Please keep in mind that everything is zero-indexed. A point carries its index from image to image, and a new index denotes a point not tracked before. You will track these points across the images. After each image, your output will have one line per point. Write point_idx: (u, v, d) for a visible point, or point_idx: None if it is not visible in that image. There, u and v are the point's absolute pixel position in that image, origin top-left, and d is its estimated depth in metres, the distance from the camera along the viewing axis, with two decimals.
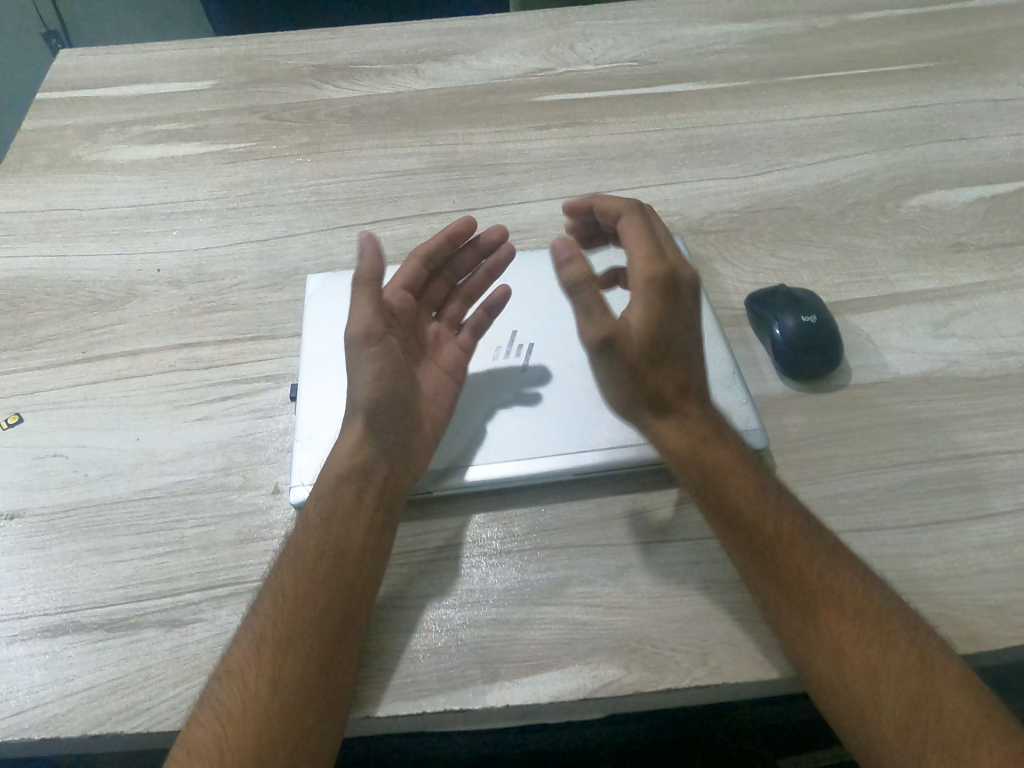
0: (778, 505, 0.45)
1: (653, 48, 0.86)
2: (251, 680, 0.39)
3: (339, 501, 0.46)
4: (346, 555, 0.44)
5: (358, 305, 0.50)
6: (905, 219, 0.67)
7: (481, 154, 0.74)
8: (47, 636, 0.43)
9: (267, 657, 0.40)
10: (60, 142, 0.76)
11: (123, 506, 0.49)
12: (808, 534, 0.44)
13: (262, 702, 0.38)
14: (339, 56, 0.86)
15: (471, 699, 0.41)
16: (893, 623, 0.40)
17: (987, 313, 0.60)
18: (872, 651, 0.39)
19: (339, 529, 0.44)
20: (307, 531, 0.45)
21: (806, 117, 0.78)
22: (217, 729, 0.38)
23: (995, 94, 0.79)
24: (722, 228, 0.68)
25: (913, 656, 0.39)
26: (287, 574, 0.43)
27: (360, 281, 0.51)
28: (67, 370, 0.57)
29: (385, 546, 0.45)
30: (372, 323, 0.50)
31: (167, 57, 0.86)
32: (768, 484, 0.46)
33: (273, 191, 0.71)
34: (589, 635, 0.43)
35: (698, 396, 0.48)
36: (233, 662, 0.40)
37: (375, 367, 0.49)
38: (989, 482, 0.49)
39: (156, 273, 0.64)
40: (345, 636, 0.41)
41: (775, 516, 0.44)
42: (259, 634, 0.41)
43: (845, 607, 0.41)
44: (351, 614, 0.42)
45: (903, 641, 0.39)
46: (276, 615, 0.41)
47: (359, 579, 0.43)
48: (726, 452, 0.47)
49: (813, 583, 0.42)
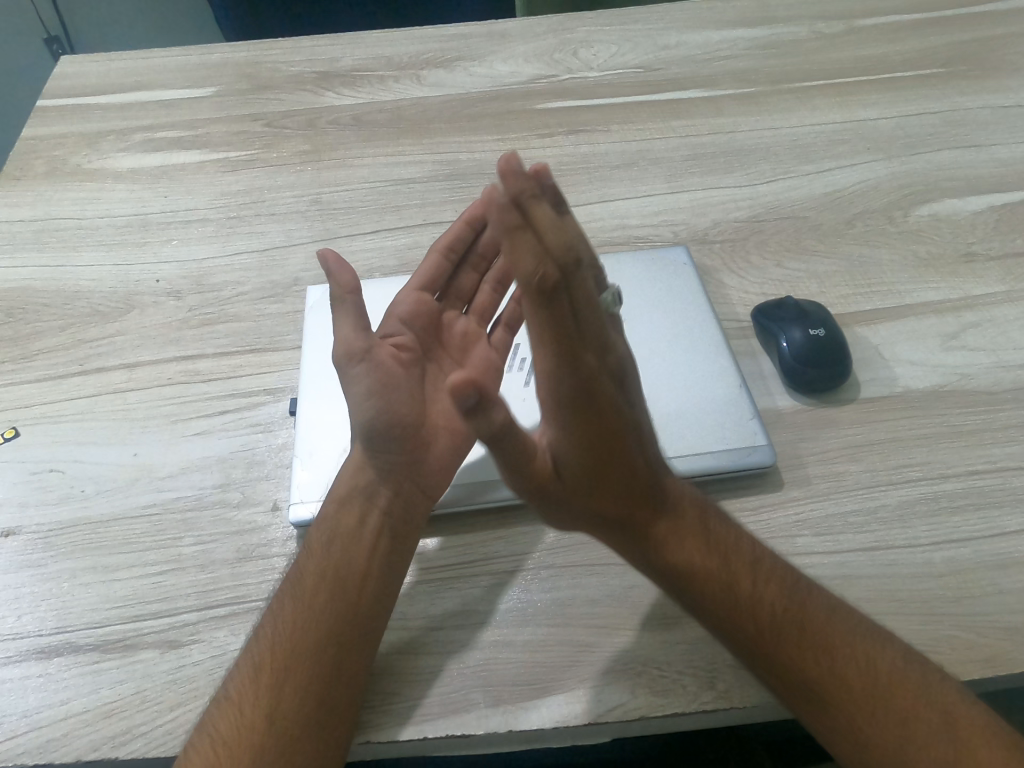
0: (756, 587, 0.43)
1: (658, 54, 0.85)
2: (247, 708, 0.39)
3: (343, 525, 0.45)
4: (348, 582, 0.43)
5: (339, 324, 0.48)
6: (913, 228, 0.67)
7: (484, 161, 0.74)
8: (41, 657, 0.42)
9: (265, 686, 0.40)
10: (60, 150, 0.75)
11: (121, 523, 0.48)
12: (796, 607, 0.42)
13: (255, 735, 0.38)
14: (341, 62, 0.85)
15: (474, 723, 0.40)
16: (907, 683, 0.39)
17: (998, 324, 0.59)
18: (894, 724, 0.38)
19: (341, 557, 0.44)
20: (311, 554, 0.44)
21: (813, 124, 0.77)
22: (211, 755, 0.38)
23: (1003, 100, 0.78)
24: (728, 238, 0.67)
25: (937, 719, 0.38)
26: (289, 600, 0.43)
27: (341, 302, 0.48)
28: (64, 383, 0.56)
29: (393, 572, 0.44)
30: (354, 342, 0.48)
31: (168, 63, 0.85)
32: (743, 567, 0.44)
33: (274, 199, 0.71)
34: (594, 657, 0.42)
35: (647, 491, 0.45)
36: (232, 686, 0.40)
37: (367, 382, 0.48)
38: (1002, 499, 0.48)
39: (156, 283, 0.63)
40: (346, 667, 0.41)
41: (753, 603, 0.42)
42: (259, 660, 0.41)
43: (853, 682, 0.40)
44: (353, 647, 0.41)
45: (921, 703, 0.38)
46: (276, 642, 0.41)
47: (363, 611, 0.43)
48: (694, 545, 0.44)
49: (807, 646, 0.41)
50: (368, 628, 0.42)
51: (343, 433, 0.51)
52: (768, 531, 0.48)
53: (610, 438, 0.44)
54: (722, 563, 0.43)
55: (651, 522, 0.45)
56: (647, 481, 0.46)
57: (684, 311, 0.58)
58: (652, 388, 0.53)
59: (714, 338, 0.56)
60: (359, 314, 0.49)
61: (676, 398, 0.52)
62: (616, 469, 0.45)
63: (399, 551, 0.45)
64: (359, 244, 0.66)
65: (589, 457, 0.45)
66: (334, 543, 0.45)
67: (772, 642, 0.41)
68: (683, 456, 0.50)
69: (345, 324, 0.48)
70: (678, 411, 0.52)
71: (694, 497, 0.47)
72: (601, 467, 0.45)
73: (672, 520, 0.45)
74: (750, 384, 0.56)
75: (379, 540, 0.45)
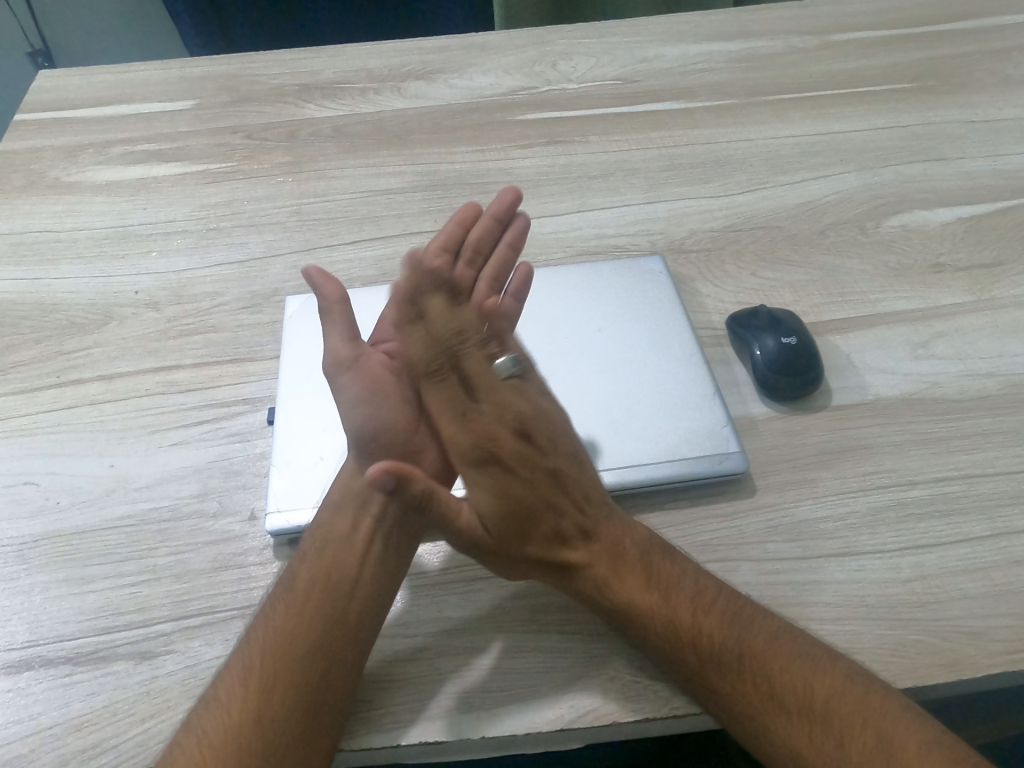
0: (695, 620, 0.42)
1: (635, 67, 0.86)
2: (237, 710, 0.39)
3: (335, 531, 0.46)
4: (338, 589, 0.43)
5: (328, 334, 0.50)
6: (884, 239, 0.68)
7: (463, 173, 0.74)
8: (14, 670, 0.43)
9: (254, 690, 0.40)
10: (39, 163, 0.76)
11: (96, 534, 0.48)
12: (735, 633, 0.41)
13: (242, 738, 0.38)
14: (322, 75, 0.86)
15: (447, 731, 0.41)
16: (846, 704, 0.39)
17: (966, 334, 0.60)
18: (831, 745, 0.38)
19: (333, 563, 0.44)
20: (303, 559, 0.45)
21: (787, 136, 0.78)
22: (199, 756, 0.38)
23: (973, 114, 0.79)
24: (703, 247, 0.68)
25: (871, 738, 0.38)
26: (279, 604, 0.43)
27: (329, 311, 0.50)
28: (41, 395, 0.57)
29: (386, 579, 0.45)
30: (340, 351, 0.49)
31: (149, 76, 0.86)
32: (705, 592, 0.43)
33: (254, 211, 0.71)
34: (566, 664, 0.43)
35: (581, 534, 0.45)
36: (222, 688, 0.40)
37: (354, 391, 0.48)
38: (968, 505, 0.49)
39: (134, 294, 0.64)
40: (335, 672, 0.41)
41: (692, 636, 0.41)
42: (249, 662, 0.41)
43: (793, 706, 0.39)
44: (341, 652, 0.41)
45: (857, 722, 0.38)
46: (267, 646, 0.41)
47: (353, 618, 0.43)
48: (644, 584, 0.43)
49: (755, 658, 0.41)
50: (356, 635, 0.42)
51: (321, 442, 0.51)
52: (739, 537, 0.48)
53: (528, 487, 0.45)
54: (665, 599, 0.42)
55: (590, 566, 0.44)
56: (578, 523, 0.45)
57: (661, 319, 0.59)
58: (627, 396, 0.54)
59: (689, 346, 0.57)
60: (346, 324, 0.50)
61: (651, 407, 0.53)
62: (545, 514, 0.45)
63: (392, 557, 0.45)
64: (339, 255, 0.67)
65: (513, 508, 0.45)
66: (326, 548, 0.45)
67: (710, 669, 0.41)
68: (657, 463, 0.50)
69: (333, 334, 0.50)
70: (652, 418, 0.52)
71: (642, 534, 0.45)
72: (529, 517, 0.44)
73: (610, 561, 0.44)
74: (724, 392, 0.57)
75: (373, 544, 0.45)
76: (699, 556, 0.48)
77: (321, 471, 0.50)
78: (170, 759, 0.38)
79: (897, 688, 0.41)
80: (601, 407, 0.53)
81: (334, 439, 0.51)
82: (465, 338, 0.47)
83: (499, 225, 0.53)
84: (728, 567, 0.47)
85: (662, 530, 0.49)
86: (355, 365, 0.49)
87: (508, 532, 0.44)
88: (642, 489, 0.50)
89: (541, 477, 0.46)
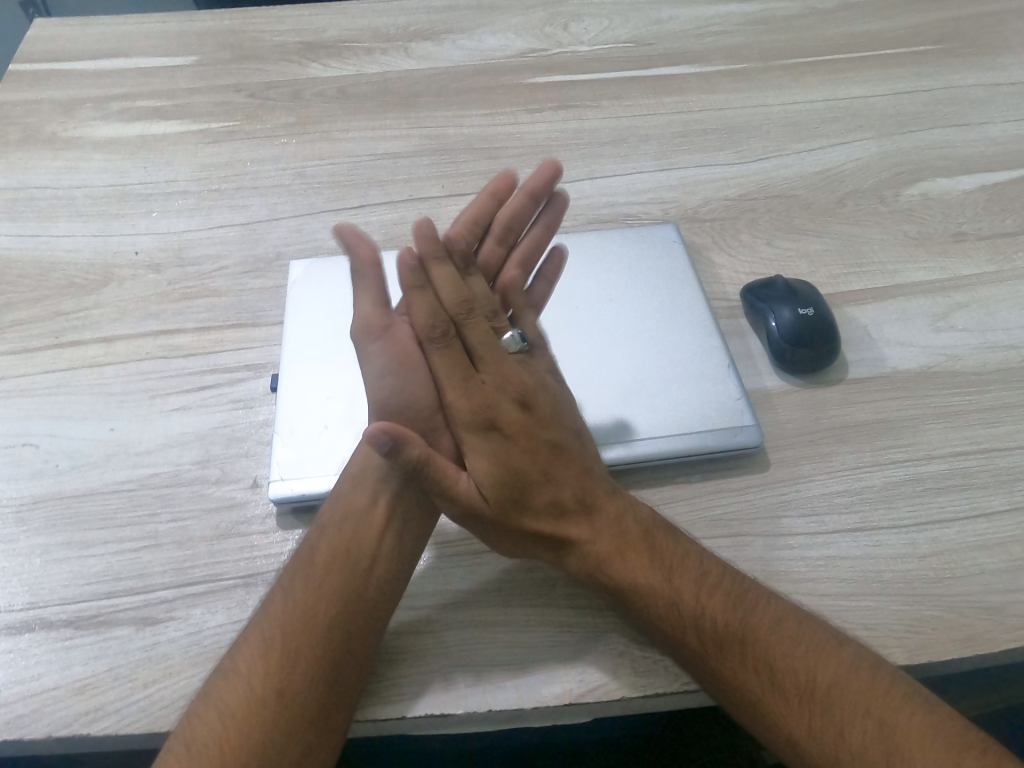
0: (698, 599, 0.41)
1: (648, 29, 0.84)
2: (257, 684, 0.38)
3: (354, 505, 0.45)
4: (358, 565, 0.42)
5: (359, 299, 0.47)
6: (904, 208, 0.66)
7: (472, 137, 0.73)
8: (13, 633, 0.42)
9: (273, 664, 0.38)
10: (36, 118, 0.74)
11: (95, 498, 0.47)
12: (741, 616, 0.40)
13: (261, 717, 0.37)
14: (327, 33, 0.83)
15: (454, 705, 0.40)
16: (849, 689, 0.38)
17: (987, 305, 0.58)
18: (832, 734, 0.37)
19: (350, 540, 0.43)
20: (323, 533, 0.44)
21: (804, 101, 0.76)
22: (216, 727, 0.36)
23: (996, 79, 0.77)
24: (717, 216, 0.66)
25: (875, 727, 0.37)
26: (297, 577, 0.42)
27: (363, 273, 0.46)
28: (40, 355, 0.55)
29: (406, 556, 0.44)
30: (373, 317, 0.46)
31: (149, 31, 0.83)
32: (722, 568, 0.42)
33: (256, 172, 0.69)
34: (577, 637, 0.42)
35: (580, 505, 0.44)
36: (240, 659, 0.39)
37: (383, 360, 0.47)
38: (987, 480, 0.48)
39: (134, 255, 0.62)
40: (354, 650, 0.40)
41: (697, 620, 0.40)
42: (269, 637, 0.39)
43: (791, 692, 0.38)
44: (359, 633, 0.40)
45: (857, 712, 0.37)
46: (287, 619, 0.40)
47: (370, 599, 0.41)
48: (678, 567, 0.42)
49: (760, 639, 0.39)
50: (374, 612, 0.41)
51: (326, 410, 0.50)
52: (752, 511, 0.47)
53: (527, 456, 0.44)
54: (677, 578, 0.41)
55: (591, 540, 0.43)
56: (578, 494, 0.44)
57: (673, 288, 0.58)
58: (642, 368, 0.52)
59: (702, 316, 0.56)
60: (381, 290, 0.47)
61: (665, 380, 0.52)
62: (544, 485, 0.44)
63: (410, 534, 0.44)
64: (343, 220, 0.65)
65: (511, 472, 0.44)
66: (345, 524, 0.44)
67: (715, 652, 0.39)
68: (671, 436, 0.49)
69: (364, 298, 0.47)
70: (666, 390, 0.51)
71: (653, 514, 0.45)
72: (526, 482, 0.44)
73: (622, 533, 0.43)
74: (737, 363, 0.55)
75: (391, 522, 0.44)
76: (711, 531, 0.46)
77: (326, 440, 0.48)
78: (187, 733, 0.36)
79: (913, 664, 0.40)
80: (613, 381, 0.51)
81: (339, 408, 0.50)
82: (473, 309, 0.46)
83: (536, 201, 0.51)
84: (740, 542, 0.46)
85: (671, 504, 0.48)
86: (386, 332, 0.47)
87: (506, 500, 0.43)
88: (655, 464, 0.49)
89: (540, 450, 0.45)
